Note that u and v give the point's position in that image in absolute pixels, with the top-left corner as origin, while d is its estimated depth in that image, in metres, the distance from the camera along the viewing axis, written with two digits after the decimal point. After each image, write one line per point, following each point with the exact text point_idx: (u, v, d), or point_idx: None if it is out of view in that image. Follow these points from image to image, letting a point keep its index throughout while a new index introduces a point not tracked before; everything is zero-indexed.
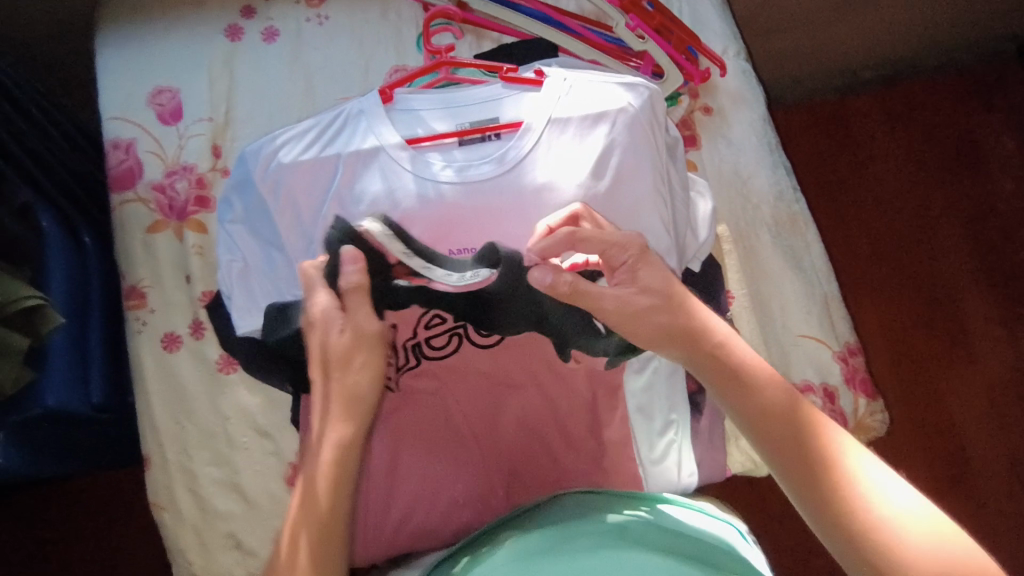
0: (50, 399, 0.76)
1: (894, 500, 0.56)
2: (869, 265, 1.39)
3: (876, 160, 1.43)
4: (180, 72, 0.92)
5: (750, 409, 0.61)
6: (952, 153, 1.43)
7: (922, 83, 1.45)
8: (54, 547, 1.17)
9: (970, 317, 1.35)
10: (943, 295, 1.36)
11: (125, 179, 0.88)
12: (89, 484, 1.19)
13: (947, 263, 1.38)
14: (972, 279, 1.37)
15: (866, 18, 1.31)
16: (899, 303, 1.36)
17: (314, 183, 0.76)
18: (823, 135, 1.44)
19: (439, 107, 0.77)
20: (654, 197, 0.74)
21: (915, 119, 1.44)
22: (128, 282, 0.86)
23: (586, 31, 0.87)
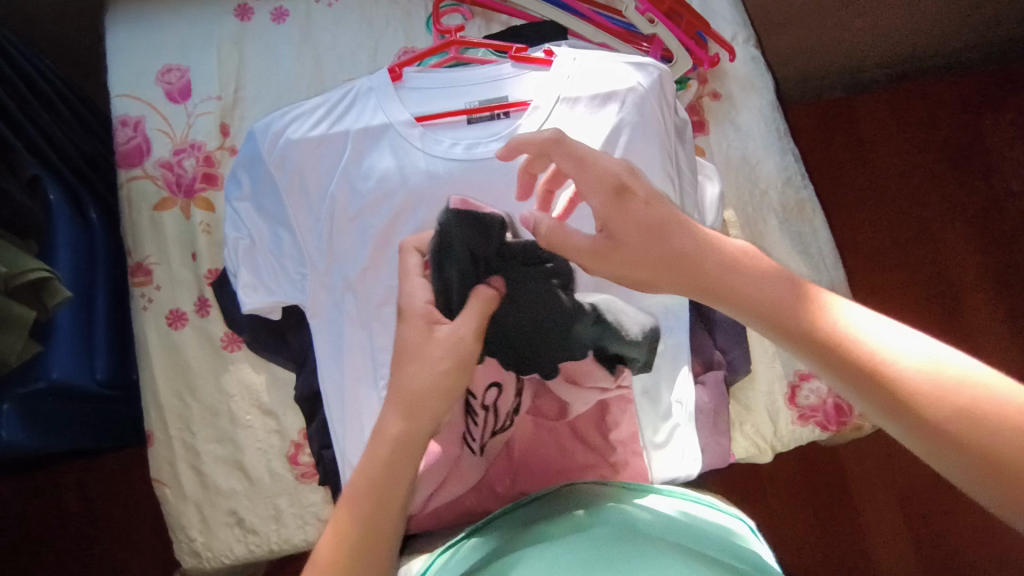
0: (54, 372, 0.77)
1: (876, 335, 0.47)
2: (874, 259, 1.38)
3: (882, 156, 1.43)
4: (189, 51, 0.93)
5: (691, 276, 0.54)
6: (960, 150, 1.42)
7: (931, 81, 1.45)
8: (56, 526, 1.17)
9: (975, 315, 1.34)
10: (949, 291, 1.36)
11: (133, 156, 0.88)
12: (91, 464, 1.19)
13: (952, 260, 1.37)
14: (978, 277, 1.36)
15: (882, 18, 1.28)
16: (904, 300, 1.36)
17: (322, 159, 0.76)
18: (830, 131, 1.44)
19: (448, 86, 0.77)
20: (664, 177, 0.74)
21: (922, 116, 1.44)
22: (134, 259, 0.86)
23: (596, 15, 0.87)
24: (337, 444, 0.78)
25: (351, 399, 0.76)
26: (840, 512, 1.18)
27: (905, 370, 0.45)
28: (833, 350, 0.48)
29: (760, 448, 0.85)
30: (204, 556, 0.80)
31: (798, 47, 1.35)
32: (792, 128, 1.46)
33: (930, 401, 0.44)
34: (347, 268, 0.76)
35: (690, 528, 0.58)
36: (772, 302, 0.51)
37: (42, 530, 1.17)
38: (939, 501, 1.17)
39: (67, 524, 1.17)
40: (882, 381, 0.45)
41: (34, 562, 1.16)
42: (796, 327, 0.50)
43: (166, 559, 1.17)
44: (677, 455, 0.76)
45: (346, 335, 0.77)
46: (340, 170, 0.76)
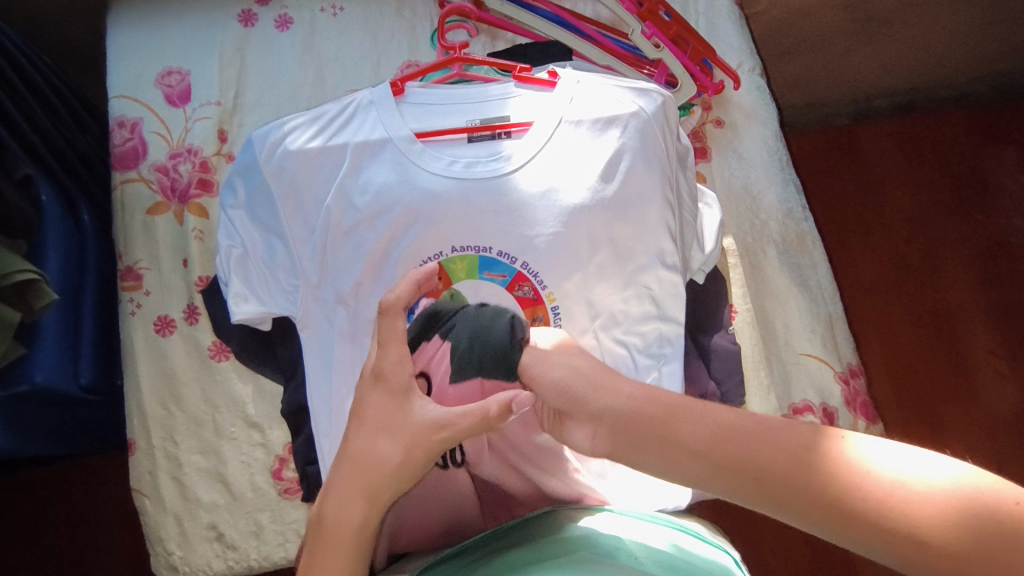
0: (38, 376, 0.75)
1: (885, 463, 0.43)
2: (871, 291, 1.38)
3: (883, 187, 1.43)
4: (190, 55, 0.92)
5: (669, 441, 0.50)
6: (960, 184, 1.42)
7: (933, 113, 1.45)
8: (34, 528, 1.15)
9: (972, 351, 1.34)
10: (945, 326, 1.35)
11: (128, 159, 0.87)
12: (73, 467, 1.17)
13: (949, 294, 1.37)
14: (976, 312, 1.36)
15: (883, 47, 1.30)
16: (901, 332, 1.35)
17: (320, 171, 0.76)
18: (830, 159, 1.44)
19: (451, 103, 0.76)
20: (662, 204, 0.74)
21: (923, 149, 1.44)
22: (124, 262, 0.85)
23: (602, 37, 0.86)
24: (322, 461, 0.76)
25: (339, 416, 0.75)
26: (829, 545, 1.17)
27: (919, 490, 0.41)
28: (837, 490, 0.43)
29: None
30: (181, 570, 0.78)
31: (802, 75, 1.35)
32: (792, 155, 1.46)
33: (952, 521, 0.40)
34: (340, 283, 0.75)
35: (680, 563, 0.55)
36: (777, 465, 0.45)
37: (20, 532, 1.15)
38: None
39: (45, 528, 1.15)
40: (893, 509, 0.42)
41: (8, 565, 1.14)
42: (803, 480, 0.44)
43: (144, 566, 1.15)
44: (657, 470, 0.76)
45: (336, 351, 0.76)
46: (336, 184, 0.75)
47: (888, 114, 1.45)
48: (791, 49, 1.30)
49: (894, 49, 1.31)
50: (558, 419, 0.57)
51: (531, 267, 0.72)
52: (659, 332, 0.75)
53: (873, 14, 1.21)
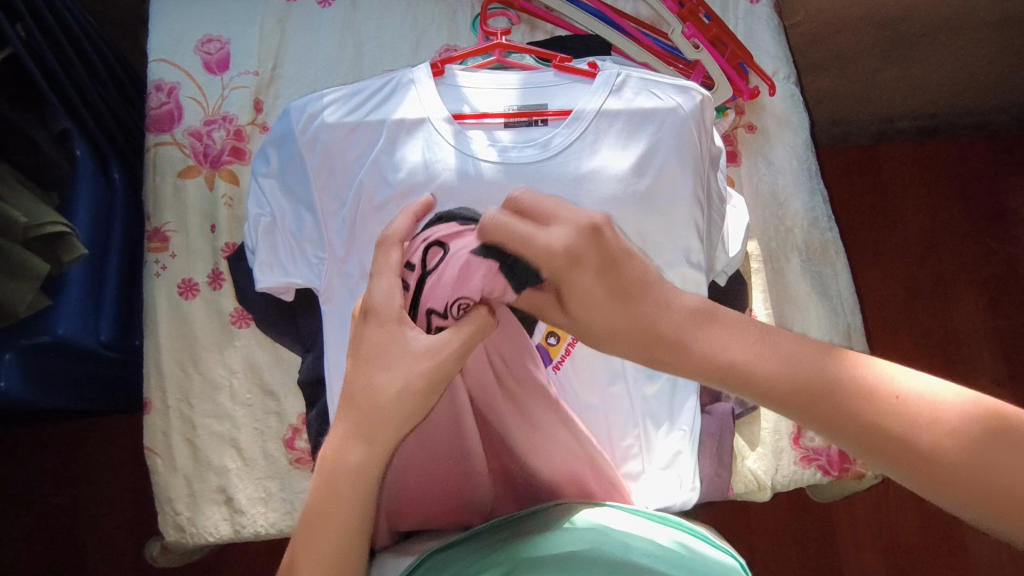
0: (60, 328, 0.76)
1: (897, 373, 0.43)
2: (883, 311, 1.38)
3: (901, 208, 1.43)
4: (231, 24, 0.92)
5: None
6: (977, 211, 1.42)
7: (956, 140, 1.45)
8: (37, 485, 1.16)
9: (978, 377, 1.34)
10: (953, 349, 1.35)
11: (163, 122, 0.88)
12: (80, 428, 1.18)
13: (959, 319, 1.37)
14: (984, 339, 1.36)
15: (916, 69, 1.29)
16: (909, 353, 1.35)
17: (354, 146, 0.76)
18: (851, 177, 1.45)
19: (489, 88, 0.77)
20: (692, 202, 0.74)
21: (944, 174, 1.44)
22: (152, 223, 0.86)
23: (641, 34, 0.87)
24: None
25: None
26: (824, 558, 1.17)
27: (933, 400, 0.42)
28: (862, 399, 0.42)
29: (760, 485, 0.83)
30: (188, 531, 0.78)
31: (832, 91, 1.35)
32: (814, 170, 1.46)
33: (966, 429, 0.40)
34: (366, 258, 0.76)
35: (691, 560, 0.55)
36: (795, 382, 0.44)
37: (23, 488, 1.16)
38: (925, 557, 1.16)
39: (48, 486, 1.16)
40: (909, 417, 0.41)
41: (10, 519, 1.15)
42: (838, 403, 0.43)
43: (144, 530, 1.16)
44: (668, 466, 0.77)
45: None
46: (370, 159, 0.75)
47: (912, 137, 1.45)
48: (824, 64, 1.29)
49: (927, 72, 1.30)
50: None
51: None
52: None
53: (905, 35, 1.21)
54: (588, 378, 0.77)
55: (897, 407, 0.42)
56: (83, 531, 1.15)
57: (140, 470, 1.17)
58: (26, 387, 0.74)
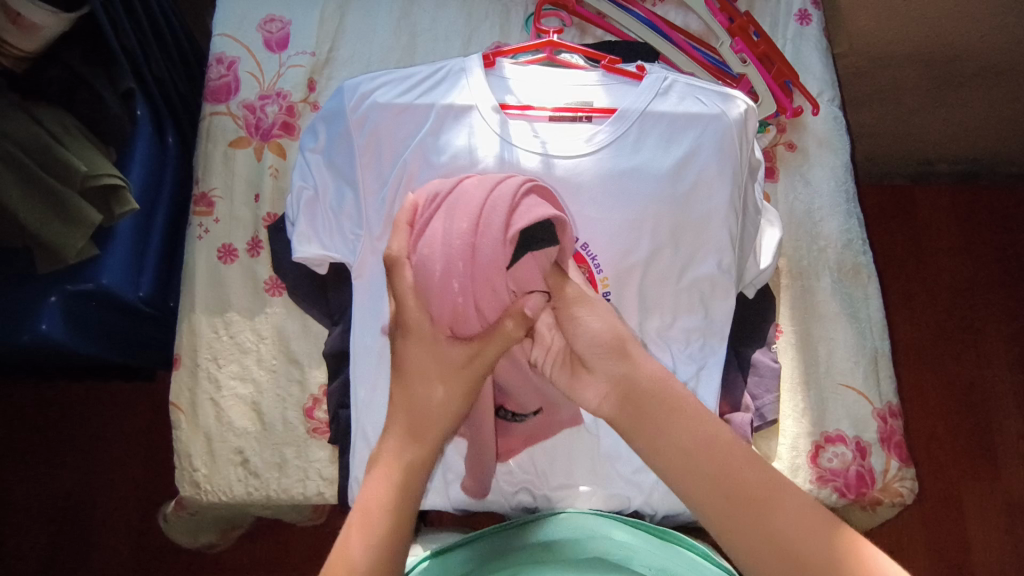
0: (105, 278, 0.79)
1: (886, 573, 0.49)
2: (910, 353, 1.36)
3: (935, 252, 1.41)
4: (294, 5, 0.96)
5: None
6: (1013, 261, 1.40)
7: (997, 189, 1.44)
8: (56, 441, 1.19)
9: (1003, 430, 1.31)
10: (979, 399, 1.32)
11: (221, 92, 0.91)
12: (103, 389, 1.21)
13: (986, 369, 1.34)
14: (1012, 392, 1.33)
15: (960, 113, 1.29)
16: (934, 397, 1.33)
17: (402, 127, 0.78)
18: (886, 215, 1.44)
19: (538, 82, 0.79)
20: (728, 210, 0.74)
21: (981, 221, 1.42)
22: (200, 188, 0.89)
23: (689, 46, 0.88)
24: (356, 408, 0.77)
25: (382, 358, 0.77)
26: None
27: None
28: (833, 567, 0.49)
29: None
30: (202, 488, 0.79)
31: (872, 128, 1.34)
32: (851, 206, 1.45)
33: None
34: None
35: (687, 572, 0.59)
36: (795, 529, 0.51)
37: (42, 442, 1.19)
38: None
39: (65, 442, 1.19)
40: None
41: (26, 471, 1.18)
42: None
43: (153, 495, 1.18)
44: None
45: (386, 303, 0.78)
46: (416, 141, 0.77)
47: (952, 182, 1.44)
48: (867, 100, 1.29)
49: (971, 117, 1.29)
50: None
51: None
52: (703, 336, 0.76)
53: (952, 74, 1.21)
54: None
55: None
56: (94, 490, 1.18)
57: (155, 435, 1.20)
58: (67, 330, 0.77)
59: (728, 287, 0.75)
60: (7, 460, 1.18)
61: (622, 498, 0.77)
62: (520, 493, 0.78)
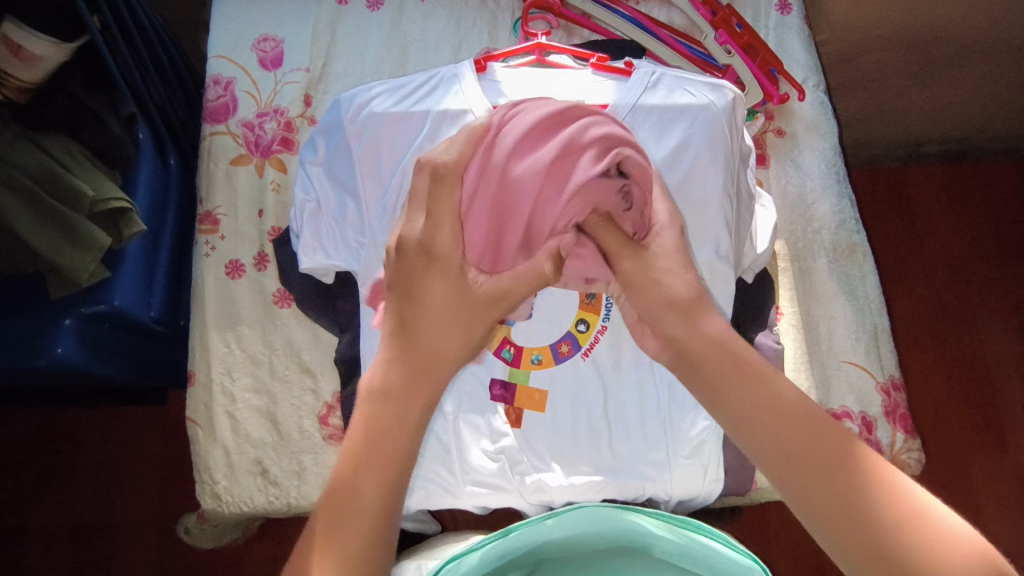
0: (117, 299, 0.81)
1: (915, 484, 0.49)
2: (910, 332, 1.38)
3: (929, 230, 1.43)
4: (286, 23, 0.98)
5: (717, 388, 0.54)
6: (1005, 235, 1.42)
7: (986, 165, 1.46)
8: (70, 469, 1.20)
9: (1008, 402, 1.32)
10: (982, 373, 1.34)
11: (219, 113, 0.93)
12: (112, 415, 1.23)
13: (987, 343, 1.36)
14: (1016, 364, 1.34)
15: (944, 91, 1.31)
16: (938, 373, 1.34)
17: (400, 134, 0.80)
18: (878, 197, 1.46)
19: (530, 84, 0.81)
20: (723, 197, 0.76)
21: (972, 197, 1.44)
22: (204, 207, 0.90)
23: (674, 41, 0.91)
24: None
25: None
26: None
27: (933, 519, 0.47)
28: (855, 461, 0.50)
29: None
30: (223, 501, 0.80)
31: (858, 112, 1.37)
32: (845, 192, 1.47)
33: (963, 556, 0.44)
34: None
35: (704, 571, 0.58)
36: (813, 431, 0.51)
37: (56, 470, 1.20)
38: None
39: (79, 470, 1.20)
40: (904, 523, 0.47)
41: (42, 500, 1.19)
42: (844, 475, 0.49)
43: (169, 516, 1.19)
44: (693, 454, 0.77)
45: None
46: (415, 148, 0.79)
47: (941, 162, 1.46)
48: (852, 85, 1.31)
49: (955, 94, 1.32)
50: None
51: None
52: None
53: (933, 55, 1.23)
54: (615, 362, 0.80)
55: (900, 515, 0.47)
56: (111, 515, 1.19)
57: (167, 458, 1.21)
58: (83, 351, 0.78)
59: (728, 271, 0.77)
60: (22, 491, 1.19)
61: (636, 485, 0.78)
62: (537, 491, 0.78)
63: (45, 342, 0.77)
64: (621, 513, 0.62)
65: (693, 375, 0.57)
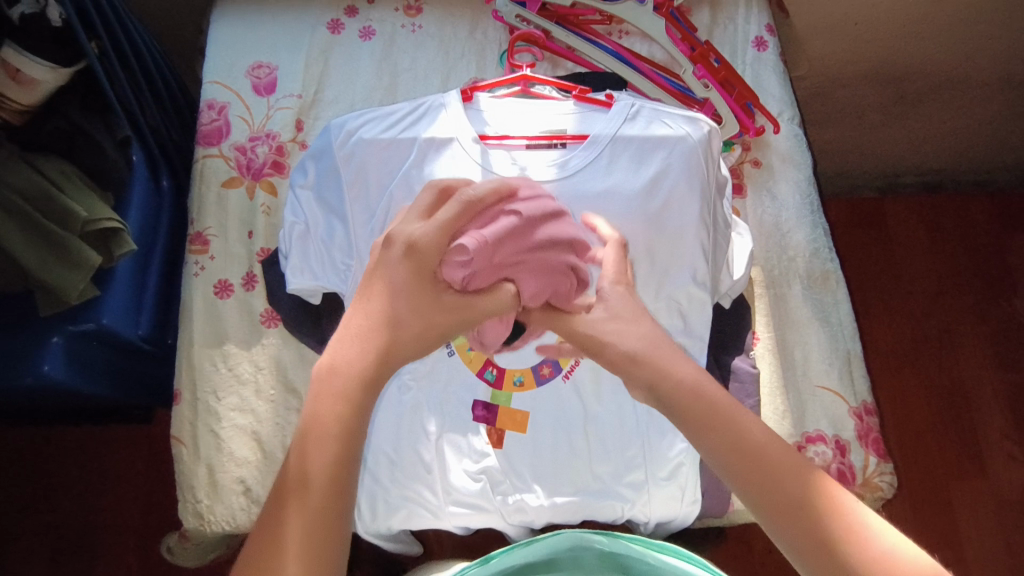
0: (105, 318, 0.82)
1: None
2: (888, 358, 1.41)
3: (906, 258, 1.47)
4: (279, 52, 1.01)
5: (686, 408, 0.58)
6: (981, 264, 1.46)
7: (962, 197, 1.50)
8: (52, 487, 1.19)
9: (984, 429, 1.34)
10: (958, 399, 1.37)
11: (212, 136, 0.96)
12: (97, 434, 1.22)
13: (963, 370, 1.39)
14: (992, 390, 1.37)
15: (918, 125, 1.36)
16: (915, 399, 1.37)
17: (387, 160, 0.82)
18: (857, 226, 1.50)
19: (514, 113, 0.83)
20: (699, 225, 0.79)
21: (948, 227, 1.48)
22: (195, 228, 0.92)
23: (655, 75, 0.94)
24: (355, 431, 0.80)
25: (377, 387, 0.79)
26: None
27: None
28: None
29: None
30: (206, 519, 0.81)
31: (835, 144, 1.41)
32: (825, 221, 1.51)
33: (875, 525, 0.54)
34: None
35: None
36: None
37: (38, 489, 1.19)
38: None
39: (62, 489, 1.19)
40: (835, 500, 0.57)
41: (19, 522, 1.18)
42: None
43: (150, 537, 1.18)
44: (671, 474, 0.79)
45: None
46: (401, 173, 0.81)
47: (918, 193, 1.50)
48: (830, 118, 1.36)
49: (928, 128, 1.36)
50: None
51: None
52: (683, 346, 0.80)
53: (904, 90, 1.28)
54: (595, 384, 0.82)
55: None
56: (92, 535, 1.18)
57: (151, 477, 1.21)
58: (69, 368, 0.79)
59: (704, 299, 0.79)
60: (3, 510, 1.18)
61: (612, 506, 0.80)
62: (518, 511, 0.79)
63: (32, 359, 0.78)
64: (599, 533, 0.63)
65: (668, 396, 0.58)
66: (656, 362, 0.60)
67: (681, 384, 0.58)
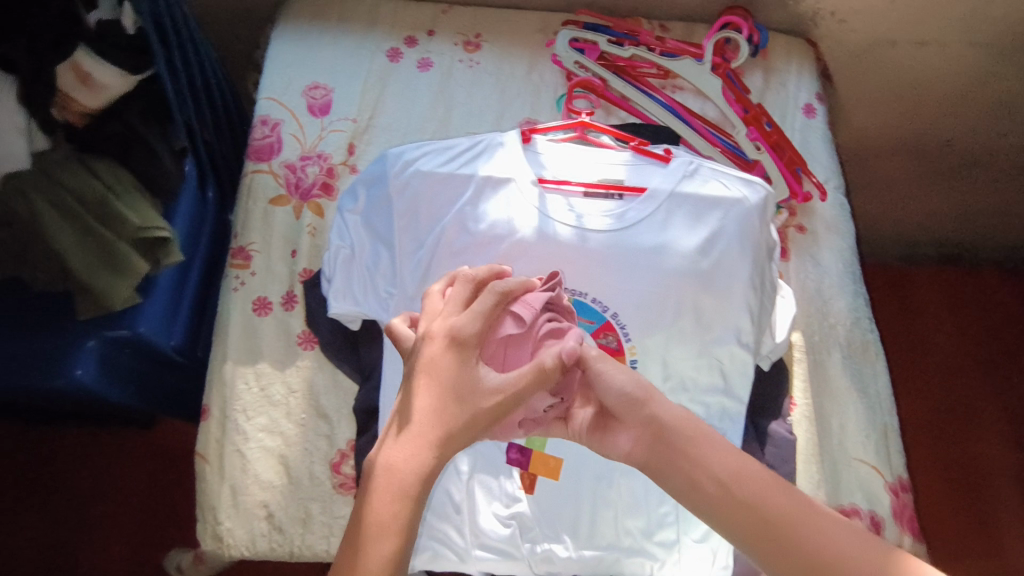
0: (142, 326, 0.81)
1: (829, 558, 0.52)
2: (909, 430, 1.40)
3: (928, 328, 1.48)
4: (336, 75, 1.02)
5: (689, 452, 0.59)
6: (1001, 341, 1.47)
7: (984, 273, 1.52)
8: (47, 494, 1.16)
9: (1003, 508, 1.33)
10: (976, 475, 1.36)
11: (263, 152, 0.96)
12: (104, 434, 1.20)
13: (982, 446, 1.38)
14: (1011, 470, 1.36)
15: (947, 199, 1.38)
16: (934, 472, 1.36)
17: (442, 194, 0.82)
18: (882, 292, 1.51)
19: (571, 159, 0.83)
20: (749, 288, 0.79)
21: (971, 301, 1.50)
22: (238, 242, 0.92)
23: (707, 133, 0.96)
24: None
25: None
26: None
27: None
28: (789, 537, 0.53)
29: None
30: (224, 542, 0.79)
31: (865, 210, 1.43)
32: None
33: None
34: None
35: None
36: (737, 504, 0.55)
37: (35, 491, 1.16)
38: None
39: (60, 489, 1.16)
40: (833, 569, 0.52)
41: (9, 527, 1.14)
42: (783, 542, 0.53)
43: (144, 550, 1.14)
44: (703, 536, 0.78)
45: None
46: (455, 209, 0.81)
47: (941, 265, 1.53)
48: (863, 185, 1.38)
49: (957, 203, 1.39)
50: (597, 433, 0.65)
51: (620, 318, 0.78)
52: (721, 406, 0.80)
53: (937, 165, 1.31)
54: None
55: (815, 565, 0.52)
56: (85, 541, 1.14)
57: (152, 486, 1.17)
58: (101, 373, 0.79)
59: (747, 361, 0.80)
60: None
61: (642, 564, 0.78)
62: (547, 561, 0.78)
63: (64, 360, 0.77)
64: None
65: (664, 456, 0.59)
66: (658, 410, 0.61)
67: (671, 428, 0.60)
